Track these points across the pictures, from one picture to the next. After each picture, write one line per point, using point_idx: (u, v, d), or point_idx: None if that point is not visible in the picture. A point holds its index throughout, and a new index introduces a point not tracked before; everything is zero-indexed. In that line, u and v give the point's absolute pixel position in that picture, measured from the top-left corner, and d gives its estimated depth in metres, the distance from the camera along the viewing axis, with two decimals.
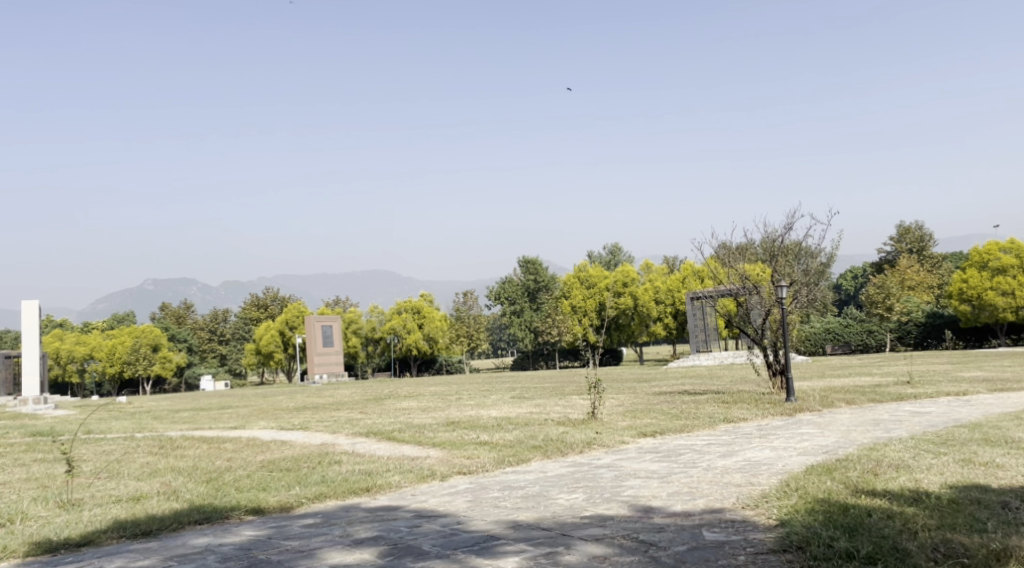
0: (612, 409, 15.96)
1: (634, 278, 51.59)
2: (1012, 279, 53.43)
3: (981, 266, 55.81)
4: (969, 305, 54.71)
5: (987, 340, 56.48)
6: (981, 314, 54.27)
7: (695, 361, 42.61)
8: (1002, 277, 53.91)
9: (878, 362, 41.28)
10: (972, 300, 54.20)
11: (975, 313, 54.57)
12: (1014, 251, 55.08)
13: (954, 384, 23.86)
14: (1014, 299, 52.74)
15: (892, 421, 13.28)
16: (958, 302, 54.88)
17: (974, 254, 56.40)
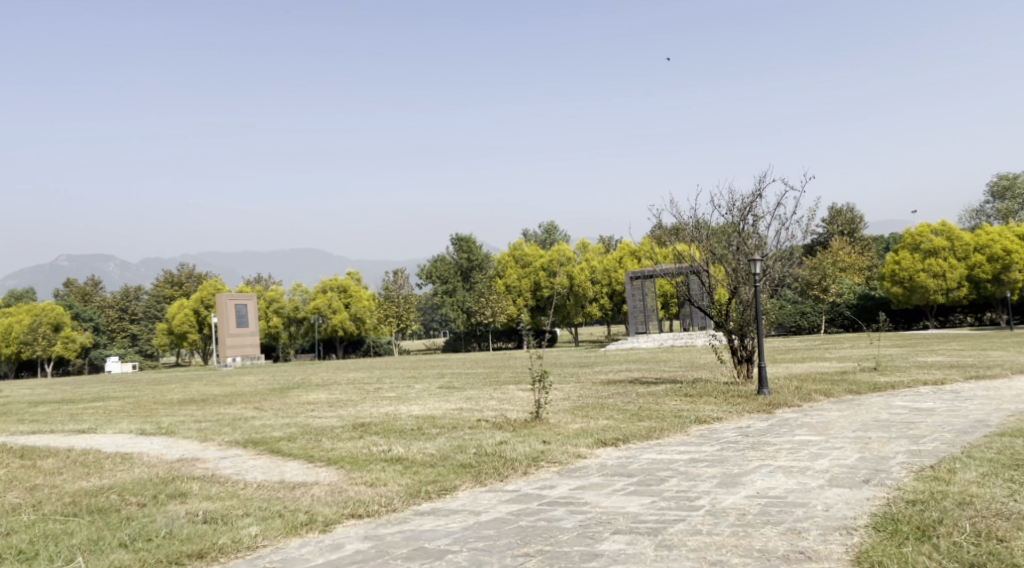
0: (559, 405, 13.28)
1: (571, 258, 49.07)
2: (945, 261, 53.19)
3: (913, 248, 55.21)
4: (901, 287, 54.61)
5: (918, 321, 57.17)
6: (912, 296, 54.22)
7: (634, 343, 40.36)
8: (934, 259, 53.68)
9: (823, 346, 39.73)
10: (903, 282, 54.15)
11: (906, 296, 54.50)
12: (946, 233, 54.67)
13: (921, 373, 22.02)
14: (945, 281, 52.86)
15: (902, 424, 10.96)
16: (891, 284, 54.75)
17: (907, 236, 55.81)
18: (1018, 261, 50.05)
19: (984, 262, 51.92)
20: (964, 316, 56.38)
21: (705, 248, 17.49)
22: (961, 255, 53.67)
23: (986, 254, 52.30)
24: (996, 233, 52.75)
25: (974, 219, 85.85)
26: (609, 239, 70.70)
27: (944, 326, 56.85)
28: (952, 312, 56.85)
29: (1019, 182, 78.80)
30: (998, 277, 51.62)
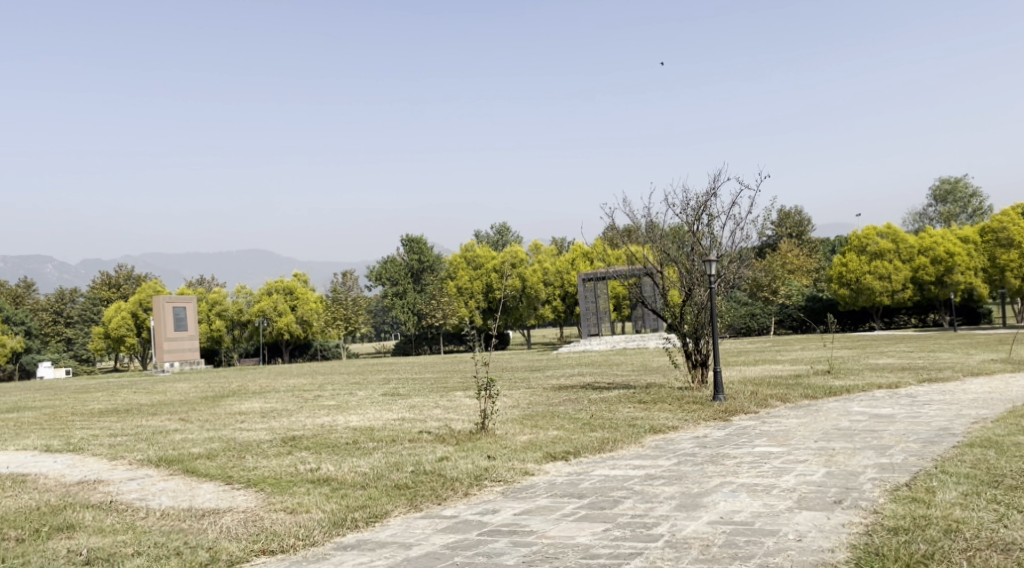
0: (508, 415, 12.55)
1: (523, 259, 48.41)
2: (889, 263, 54.09)
3: (859, 251, 55.90)
4: (847, 289, 55.34)
5: (863, 323, 57.90)
6: (857, 298, 54.98)
7: (587, 346, 39.86)
8: (879, 261, 54.53)
9: (775, 348, 39.70)
10: (850, 284, 54.91)
11: (852, 297, 55.26)
12: (890, 236, 55.48)
13: (874, 376, 21.80)
14: (890, 282, 53.75)
15: (865, 433, 10.47)
16: (837, 286, 55.48)
17: (852, 238, 56.56)
18: (960, 263, 51.15)
19: (927, 264, 52.94)
20: (909, 317, 57.31)
21: (658, 249, 16.93)
22: (905, 257, 54.64)
23: (929, 255, 53.42)
24: (939, 235, 53.86)
25: (917, 222, 87.33)
26: (561, 241, 70.28)
27: (889, 327, 57.71)
28: (895, 313, 57.83)
29: (960, 186, 80.32)
30: (940, 279, 52.62)
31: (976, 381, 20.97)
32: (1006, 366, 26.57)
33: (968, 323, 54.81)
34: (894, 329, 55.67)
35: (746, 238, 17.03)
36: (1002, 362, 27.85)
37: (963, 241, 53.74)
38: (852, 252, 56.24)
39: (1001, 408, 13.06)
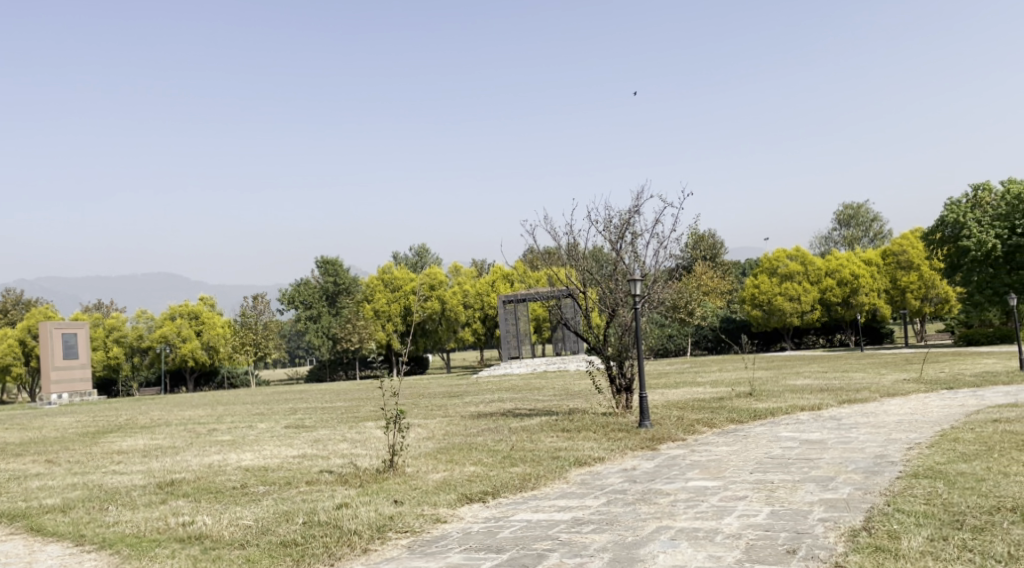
0: (420, 449, 11.51)
1: (442, 281, 47.26)
2: (799, 285, 55.55)
3: (769, 273, 57.26)
4: (760, 310, 56.41)
5: (774, 343, 58.95)
6: (770, 319, 56.10)
7: (507, 369, 38.94)
8: (789, 283, 55.86)
9: (695, 369, 39.56)
10: (762, 306, 56.03)
11: (764, 318, 56.36)
12: (800, 258, 56.87)
13: (796, 398, 21.54)
14: (800, 304, 55.08)
15: (803, 463, 9.80)
16: (750, 308, 56.53)
17: (763, 260, 57.80)
18: (865, 285, 53.45)
19: (833, 285, 54.89)
20: (817, 338, 58.87)
21: (580, 269, 16.19)
22: (813, 279, 56.05)
23: (835, 277, 55.23)
24: (843, 257, 55.97)
25: (822, 245, 89.66)
26: (480, 263, 69.46)
27: (799, 347, 58.98)
28: (804, 334, 59.22)
29: (862, 211, 82.96)
30: (846, 300, 54.85)
31: (895, 402, 20.83)
32: (919, 386, 26.75)
33: (871, 343, 56.89)
34: (804, 350, 57.00)
35: (667, 258, 16.57)
36: (915, 382, 28.09)
37: (865, 264, 56.11)
38: (763, 274, 57.49)
39: (932, 431, 12.66)
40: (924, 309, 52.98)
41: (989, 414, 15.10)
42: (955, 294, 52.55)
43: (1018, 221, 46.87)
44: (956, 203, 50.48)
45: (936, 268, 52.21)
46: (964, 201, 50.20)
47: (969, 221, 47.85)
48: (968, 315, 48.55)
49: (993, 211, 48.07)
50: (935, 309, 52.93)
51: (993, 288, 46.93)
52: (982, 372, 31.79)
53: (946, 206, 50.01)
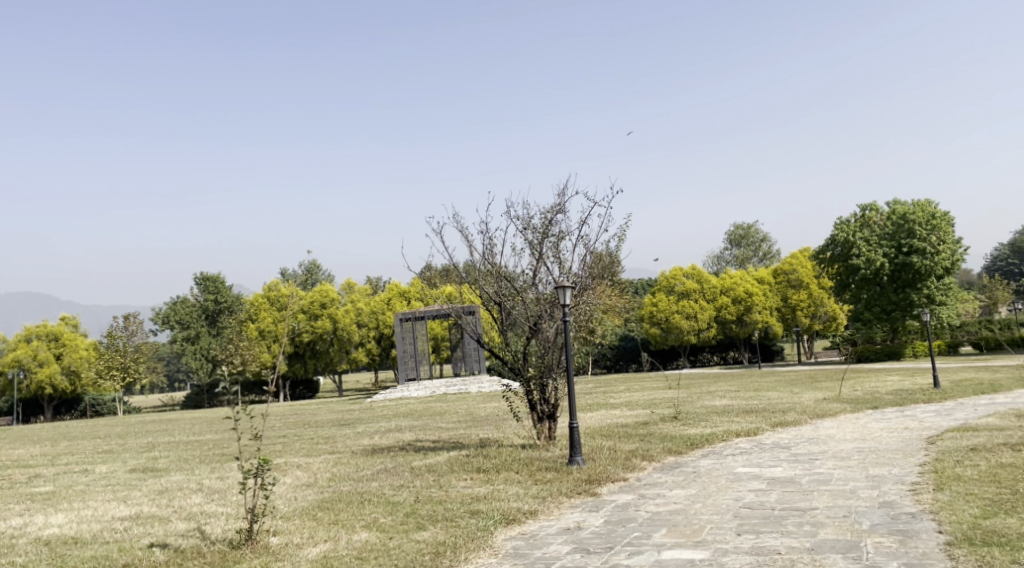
0: (294, 506, 8.75)
1: (333, 298, 43.79)
2: (696, 303, 54.73)
3: (666, 291, 56.26)
4: (658, 329, 55.38)
5: (672, 361, 58.14)
6: (668, 337, 55.14)
7: (403, 392, 36.04)
8: (687, 301, 55.03)
9: (603, 388, 37.73)
10: (660, 323, 55.03)
11: (663, 337, 55.36)
12: (696, 276, 56.13)
13: (723, 421, 19.68)
14: (697, 322, 54.36)
15: (797, 517, 7.60)
16: (648, 326, 55.41)
17: (660, 279, 56.65)
18: (759, 303, 53.39)
19: (728, 303, 54.41)
20: (712, 356, 58.46)
21: (494, 275, 13.84)
22: (709, 297, 55.35)
23: (730, 295, 54.84)
24: (737, 276, 55.74)
25: (715, 264, 90.12)
26: (374, 279, 66.21)
27: (694, 365, 58.31)
28: (700, 352, 58.62)
29: (752, 231, 83.92)
30: (740, 318, 54.43)
31: (832, 426, 19.17)
32: (842, 405, 25.44)
33: (764, 360, 57.17)
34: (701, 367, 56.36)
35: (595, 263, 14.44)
36: (836, 401, 26.77)
37: (758, 282, 56.03)
38: (660, 292, 56.54)
39: (913, 467, 10.79)
40: (813, 326, 53.36)
41: (955, 442, 13.46)
42: (842, 312, 53.39)
43: (904, 240, 47.23)
44: (845, 222, 50.70)
45: (825, 286, 53.18)
46: (853, 220, 50.45)
47: (858, 240, 48.10)
48: (857, 333, 48.90)
49: (881, 230, 48.51)
50: (823, 326, 53.59)
51: (881, 306, 47.64)
52: (894, 389, 30.95)
53: (837, 225, 50.25)
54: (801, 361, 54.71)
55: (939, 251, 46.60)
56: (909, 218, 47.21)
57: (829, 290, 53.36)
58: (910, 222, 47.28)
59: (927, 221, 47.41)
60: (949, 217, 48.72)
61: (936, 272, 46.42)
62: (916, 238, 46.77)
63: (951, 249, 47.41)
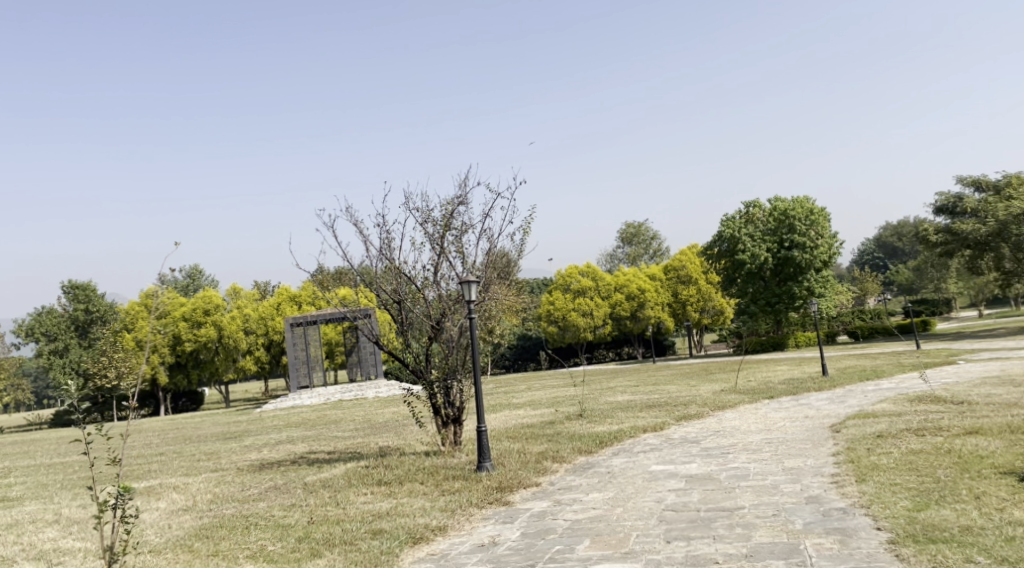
0: (168, 538, 7.71)
1: (218, 305, 41.76)
2: (591, 300, 54.93)
3: (562, 289, 56.32)
4: (555, 327, 55.32)
5: (569, 359, 58.22)
6: (565, 335, 55.14)
7: (294, 400, 34.59)
8: (583, 298, 55.19)
9: (500, 388, 37.26)
10: (557, 321, 54.98)
11: (560, 335, 55.33)
12: (590, 273, 56.36)
13: (627, 416, 19.39)
14: (592, 319, 54.58)
15: (726, 518, 7.12)
16: (545, 324, 55.26)
17: (555, 278, 56.63)
18: (651, 298, 54.03)
19: (622, 300, 54.87)
20: (607, 352, 58.89)
21: (392, 273, 12.93)
22: (604, 294, 55.68)
23: (624, 292, 55.30)
24: (630, 273, 56.30)
25: (608, 262, 91.11)
26: (260, 284, 63.84)
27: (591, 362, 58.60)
28: (596, 348, 58.98)
29: (643, 229, 85.24)
30: (634, 314, 54.93)
31: (734, 417, 19.11)
32: (740, 396, 25.61)
33: (657, 355, 57.88)
34: (598, 364, 56.64)
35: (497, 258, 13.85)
36: (733, 392, 26.96)
37: (649, 278, 56.77)
38: (556, 290, 56.52)
39: (827, 458, 10.60)
40: (702, 321, 54.62)
41: (859, 429, 13.44)
42: (729, 306, 54.65)
43: (786, 235, 48.67)
44: (730, 218, 51.95)
45: (713, 281, 54.49)
46: (738, 217, 51.74)
47: (743, 236, 49.29)
48: (743, 326, 50.13)
49: (765, 226, 49.88)
50: (712, 320, 54.54)
51: (767, 298, 49.03)
52: (786, 378, 31.54)
53: (723, 222, 51.43)
54: (693, 354, 55.66)
55: (818, 245, 48.26)
56: (789, 213, 48.72)
57: (717, 285, 54.71)
58: (790, 217, 48.78)
59: (806, 216, 49.03)
60: (826, 212, 50.57)
61: (815, 265, 48.12)
62: (797, 233, 48.29)
63: (828, 244, 49.24)
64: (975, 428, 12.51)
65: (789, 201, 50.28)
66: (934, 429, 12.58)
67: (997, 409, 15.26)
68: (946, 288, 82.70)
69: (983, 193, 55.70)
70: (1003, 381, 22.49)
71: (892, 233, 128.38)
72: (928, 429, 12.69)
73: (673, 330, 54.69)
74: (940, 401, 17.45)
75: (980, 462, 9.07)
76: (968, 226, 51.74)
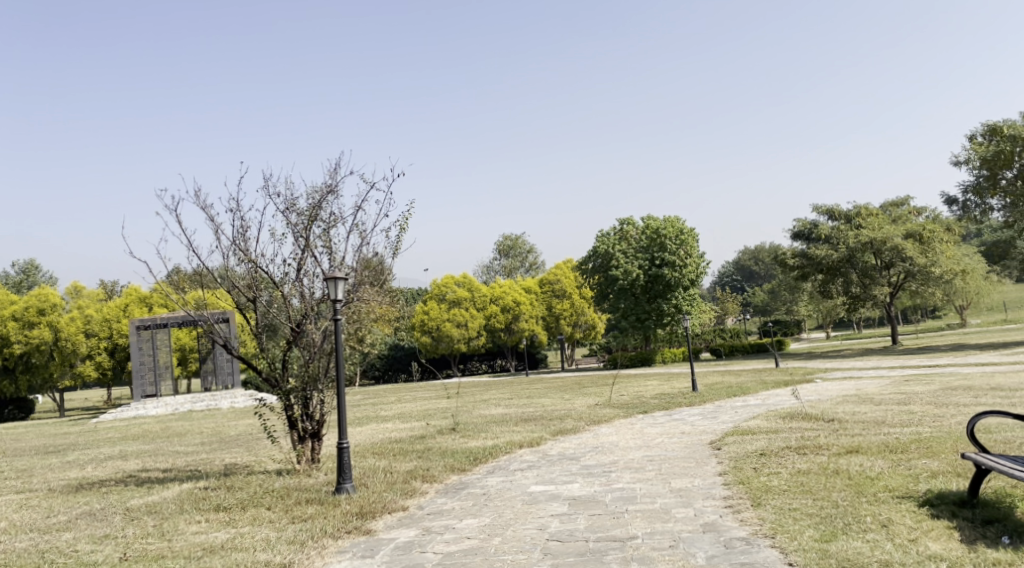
0: None
1: (54, 304, 38.42)
2: (466, 311, 54.09)
3: (437, 299, 55.20)
4: (428, 337, 54.13)
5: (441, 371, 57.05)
6: (438, 346, 53.98)
7: (138, 410, 32.04)
8: (457, 309, 54.25)
9: (368, 400, 35.74)
10: (431, 332, 53.82)
11: (433, 346, 54.14)
12: (466, 284, 55.54)
13: (501, 431, 18.52)
14: (466, 330, 53.70)
15: (616, 551, 6.56)
16: (418, 335, 53.97)
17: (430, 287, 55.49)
18: (526, 311, 53.69)
19: (496, 312, 54.33)
20: (479, 364, 58.16)
21: (250, 269, 11.72)
22: (479, 306, 54.96)
23: (499, 304, 54.78)
24: (505, 285, 55.86)
25: (483, 274, 90.69)
26: (111, 284, 59.71)
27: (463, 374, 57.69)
28: (468, 360, 58.14)
29: (518, 242, 85.34)
30: (508, 326, 54.48)
31: (611, 432, 18.54)
32: (614, 410, 25.19)
33: (529, 368, 57.52)
34: (470, 376, 55.78)
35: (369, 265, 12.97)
36: (607, 406, 26.55)
37: (524, 291, 56.50)
38: (430, 301, 55.35)
39: (715, 478, 10.05)
40: (574, 335, 54.83)
41: (741, 447, 13.02)
42: (600, 321, 55.30)
43: (656, 253, 49.37)
44: (604, 235, 52.37)
45: (585, 296, 54.77)
46: (611, 234, 52.19)
47: (617, 252, 49.75)
48: (613, 340, 50.42)
49: (638, 243, 50.50)
50: (583, 334, 55.27)
51: (637, 314, 49.39)
52: (657, 393, 31.50)
53: (597, 238, 51.78)
54: (563, 368, 55.65)
55: (686, 264, 49.27)
56: (660, 232, 49.47)
57: (589, 300, 55.30)
58: (661, 236, 49.54)
59: (676, 236, 49.95)
60: (694, 233, 51.69)
61: (683, 283, 49.08)
62: (667, 252, 49.10)
63: (696, 263, 50.36)
64: (855, 446, 12.27)
65: (661, 220, 51.07)
66: (816, 448, 12.27)
67: (870, 426, 15.22)
68: (798, 309, 86.69)
69: (837, 220, 58.33)
70: (866, 398, 22.96)
71: (750, 258, 134.39)
72: (810, 448, 12.37)
73: (545, 343, 54.58)
74: (813, 418, 17.39)
75: (873, 484, 8.64)
76: (823, 250, 53.95)
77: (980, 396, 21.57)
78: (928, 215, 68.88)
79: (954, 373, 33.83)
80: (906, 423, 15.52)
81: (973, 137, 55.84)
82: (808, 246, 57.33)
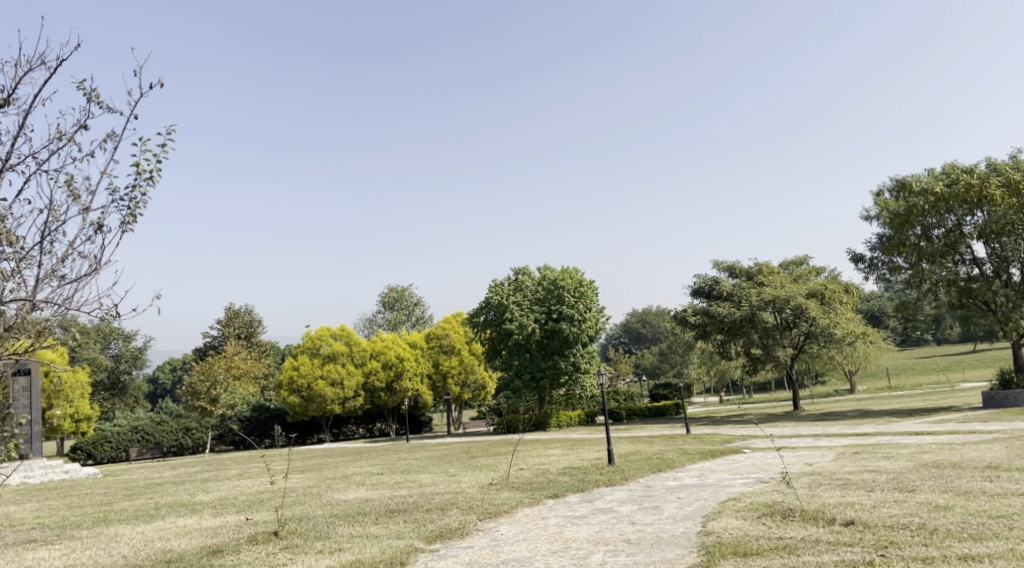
0: None
1: None
2: (343, 366, 47.07)
3: (310, 353, 48.01)
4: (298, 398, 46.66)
5: (312, 436, 49.58)
6: (309, 408, 46.50)
7: None
8: (333, 364, 47.16)
9: (202, 473, 28.21)
10: (301, 391, 46.41)
11: (303, 408, 46.62)
12: (346, 337, 48.57)
13: (348, 535, 12.07)
14: (342, 390, 46.47)
15: None
16: (286, 394, 46.47)
17: (304, 338, 48.46)
18: (410, 368, 47.44)
19: (378, 368, 47.69)
20: (356, 428, 50.91)
21: None
22: (360, 362, 48.11)
23: (380, 360, 48.18)
24: (388, 339, 49.27)
25: (367, 328, 83.24)
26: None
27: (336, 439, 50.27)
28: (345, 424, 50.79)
29: (405, 294, 78.85)
30: (389, 385, 47.88)
31: (518, 535, 12.39)
32: (514, 494, 18.93)
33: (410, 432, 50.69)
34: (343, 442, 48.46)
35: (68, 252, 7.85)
36: (505, 488, 20.26)
37: (409, 345, 50.12)
38: (301, 355, 48.04)
39: None
40: (462, 396, 48.74)
41: None
42: (490, 381, 49.44)
43: (554, 306, 44.03)
44: (497, 284, 46.66)
45: (476, 352, 48.83)
46: (505, 284, 46.44)
47: (511, 303, 44.10)
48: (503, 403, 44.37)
49: (535, 295, 45.04)
50: (471, 396, 49.05)
51: (531, 373, 43.51)
52: (564, 467, 25.33)
53: (489, 288, 45.96)
54: (447, 432, 49.11)
55: (585, 318, 44.03)
56: (558, 283, 44.34)
57: (480, 357, 49.31)
58: (559, 287, 44.38)
59: (575, 288, 44.79)
60: (595, 286, 46.61)
61: (583, 339, 43.69)
62: (565, 305, 43.81)
63: (597, 320, 45.10)
64: None
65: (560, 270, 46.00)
66: None
67: (928, 541, 9.70)
68: (688, 372, 82.68)
69: (738, 277, 54.40)
70: (840, 480, 17.59)
71: (638, 321, 131.41)
72: None
73: (431, 404, 48.13)
74: (817, 519, 11.74)
75: None
76: (726, 308, 49.40)
77: (991, 478, 16.50)
78: (827, 274, 66.41)
79: (897, 444, 29.09)
80: (977, 533, 10.08)
81: (878, 196, 53.39)
82: (708, 304, 52.77)
